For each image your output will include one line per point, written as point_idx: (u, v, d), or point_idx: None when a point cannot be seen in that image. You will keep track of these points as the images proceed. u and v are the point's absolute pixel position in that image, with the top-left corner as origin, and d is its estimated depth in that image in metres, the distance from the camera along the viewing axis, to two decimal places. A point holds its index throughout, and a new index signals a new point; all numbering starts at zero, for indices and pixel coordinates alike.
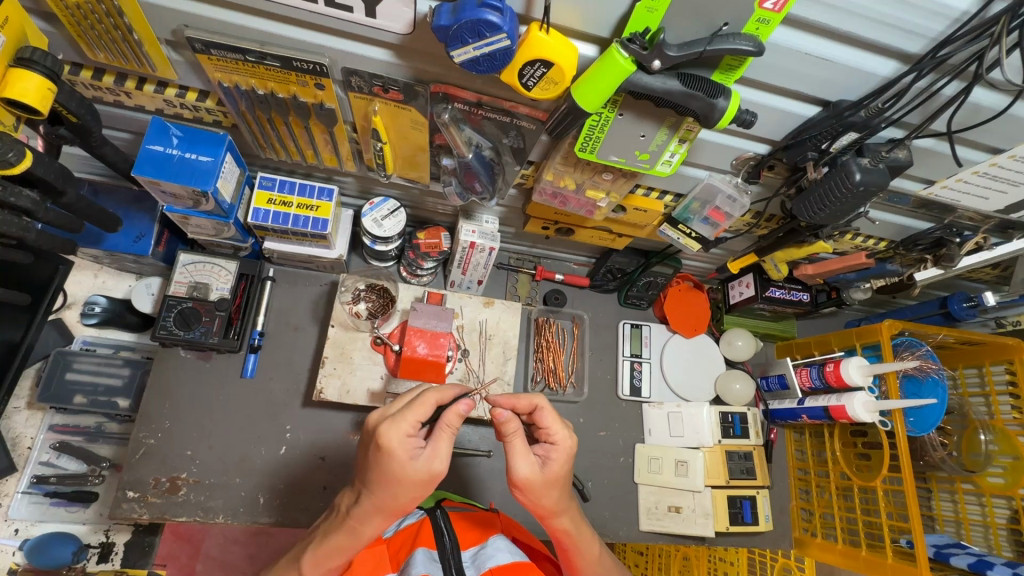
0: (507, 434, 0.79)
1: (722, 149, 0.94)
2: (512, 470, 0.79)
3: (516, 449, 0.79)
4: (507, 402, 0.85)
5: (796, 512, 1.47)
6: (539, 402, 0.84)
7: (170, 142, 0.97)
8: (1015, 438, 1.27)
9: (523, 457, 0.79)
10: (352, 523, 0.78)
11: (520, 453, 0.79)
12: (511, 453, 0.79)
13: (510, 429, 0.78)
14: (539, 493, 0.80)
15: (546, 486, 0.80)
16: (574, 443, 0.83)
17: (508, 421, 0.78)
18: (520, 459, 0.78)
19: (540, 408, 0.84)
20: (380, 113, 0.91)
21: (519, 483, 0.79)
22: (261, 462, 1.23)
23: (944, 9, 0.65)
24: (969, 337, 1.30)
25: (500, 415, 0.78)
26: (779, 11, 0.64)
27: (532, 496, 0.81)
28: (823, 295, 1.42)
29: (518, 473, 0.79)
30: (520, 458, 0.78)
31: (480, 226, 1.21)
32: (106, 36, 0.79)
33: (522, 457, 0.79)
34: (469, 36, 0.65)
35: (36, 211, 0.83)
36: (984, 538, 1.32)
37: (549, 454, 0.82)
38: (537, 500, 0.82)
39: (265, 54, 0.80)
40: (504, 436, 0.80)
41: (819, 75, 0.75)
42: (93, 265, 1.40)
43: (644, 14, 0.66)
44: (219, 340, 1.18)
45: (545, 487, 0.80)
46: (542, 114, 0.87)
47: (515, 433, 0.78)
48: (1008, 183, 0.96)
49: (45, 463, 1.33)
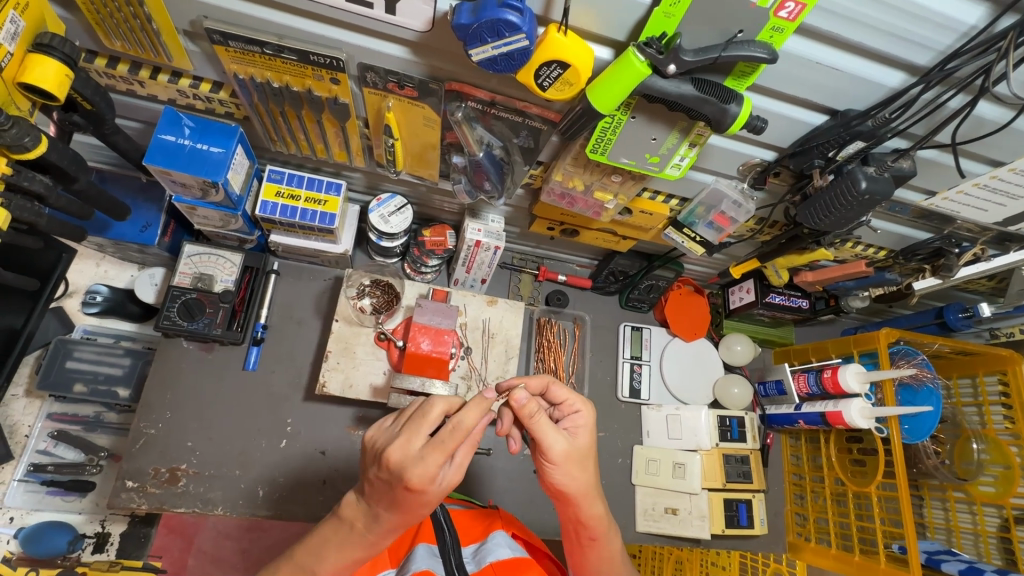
0: (532, 417, 0.79)
1: (729, 155, 0.95)
2: (546, 446, 0.79)
3: (544, 429, 0.79)
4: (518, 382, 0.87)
5: (790, 516, 1.49)
6: (548, 380, 0.87)
7: (182, 133, 0.98)
8: (1007, 447, 1.29)
9: (553, 433, 0.80)
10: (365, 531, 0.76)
11: (550, 431, 0.80)
12: (539, 432, 0.79)
13: (533, 410, 0.79)
14: (575, 467, 0.81)
15: (580, 458, 0.82)
16: (594, 409, 0.86)
17: (527, 403, 0.79)
18: (551, 434, 0.80)
19: (551, 384, 0.87)
20: (393, 109, 0.92)
21: (555, 459, 0.80)
22: (262, 455, 1.23)
23: (952, 23, 0.67)
24: (964, 346, 1.32)
25: (518, 400, 0.78)
26: (793, 20, 0.66)
27: (567, 474, 0.81)
28: (822, 302, 1.44)
29: (554, 449, 0.80)
30: (550, 433, 0.80)
31: (486, 224, 1.22)
32: (125, 25, 0.80)
33: (552, 433, 0.80)
34: (489, 36, 0.66)
35: (48, 196, 0.83)
36: (974, 545, 1.33)
37: (577, 424, 0.85)
38: (571, 477, 0.82)
39: (283, 47, 0.80)
40: (528, 419, 0.80)
41: (828, 84, 0.77)
42: (95, 254, 1.42)
43: (661, 18, 0.68)
44: (223, 331, 1.19)
45: (578, 461, 0.81)
46: (554, 115, 0.88)
47: (536, 414, 0.79)
48: (1007, 196, 0.98)
49: (41, 451, 1.32)
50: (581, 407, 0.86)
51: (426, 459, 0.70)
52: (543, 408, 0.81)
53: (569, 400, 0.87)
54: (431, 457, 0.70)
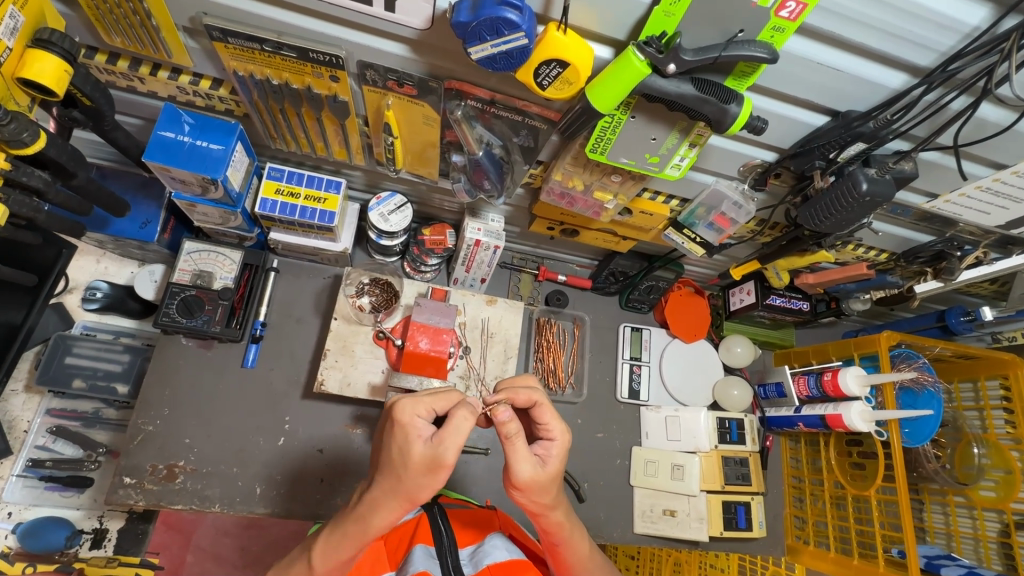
0: (509, 437, 0.74)
1: (730, 155, 0.95)
2: (513, 472, 0.75)
3: (517, 453, 0.75)
4: (506, 396, 0.83)
5: (789, 519, 1.49)
6: (537, 398, 0.84)
7: (182, 129, 0.98)
8: (1008, 452, 1.28)
9: (524, 459, 0.75)
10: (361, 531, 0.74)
11: (522, 457, 0.75)
12: (511, 455, 0.75)
13: (512, 431, 0.73)
14: (540, 492, 0.77)
15: (548, 485, 0.77)
16: (571, 438, 0.82)
17: (509, 422, 0.73)
18: (521, 461, 0.74)
19: (539, 404, 0.83)
20: (392, 107, 0.92)
21: (520, 485, 0.76)
22: (259, 452, 1.23)
23: (956, 24, 0.67)
24: (966, 350, 1.31)
25: (500, 416, 0.73)
26: (794, 20, 0.65)
27: (531, 496, 0.78)
28: (822, 305, 1.44)
29: (519, 475, 0.75)
30: (521, 460, 0.75)
31: (485, 224, 1.21)
32: (125, 20, 0.80)
33: (524, 459, 0.75)
34: (488, 34, 0.66)
35: (46, 191, 0.83)
36: (974, 551, 1.31)
37: (549, 453, 0.80)
38: (535, 498, 0.79)
39: (282, 44, 0.80)
40: (505, 439, 0.75)
41: (829, 85, 0.76)
42: (96, 251, 1.42)
43: (661, 18, 0.67)
44: (221, 329, 1.18)
45: (544, 487, 0.77)
46: (554, 114, 0.88)
47: (514, 436, 0.74)
48: (1010, 199, 0.97)
49: (40, 447, 1.32)
50: (557, 435, 0.81)
51: (419, 402, 0.72)
52: (523, 431, 0.75)
53: (550, 425, 0.82)
54: (420, 398, 0.72)
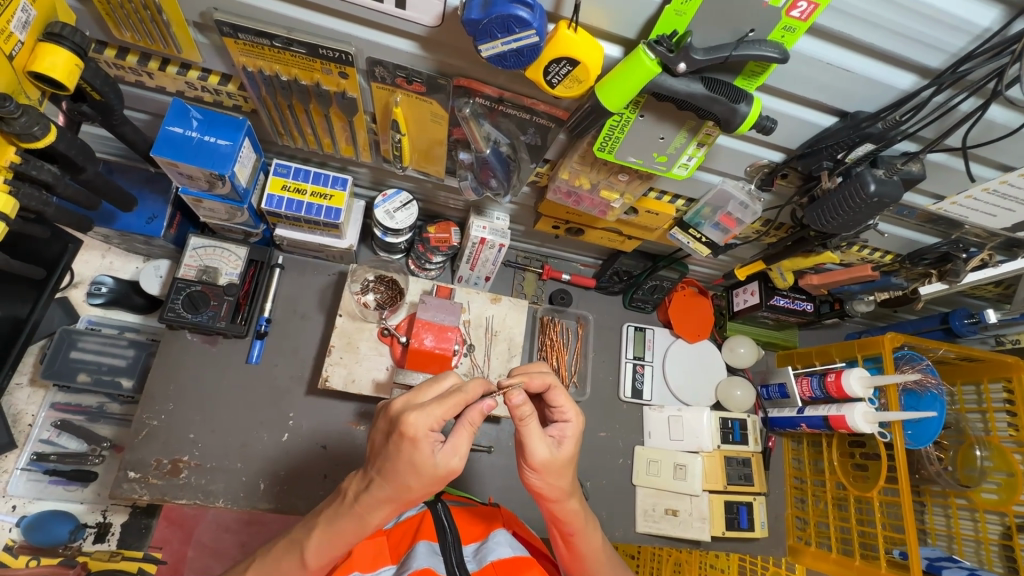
0: (523, 419, 0.76)
1: (737, 155, 0.95)
2: (529, 452, 0.77)
3: (530, 432, 0.77)
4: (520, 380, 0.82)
5: (790, 520, 1.49)
6: (551, 381, 0.84)
7: (190, 124, 0.98)
8: (1011, 455, 1.29)
9: (538, 439, 0.77)
10: (368, 525, 0.75)
11: (536, 436, 0.77)
12: (526, 436, 0.77)
13: (525, 413, 0.75)
14: (557, 476, 0.79)
15: (563, 468, 0.79)
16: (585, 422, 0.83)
17: (522, 405, 0.75)
18: (535, 441, 0.77)
19: (551, 388, 0.84)
20: (400, 104, 0.92)
21: (537, 466, 0.78)
22: (263, 447, 1.23)
23: (966, 25, 0.67)
24: (969, 352, 1.31)
25: (513, 399, 0.74)
26: (805, 20, 0.66)
27: (549, 479, 0.79)
28: (826, 306, 1.44)
29: (536, 456, 0.77)
30: (536, 441, 0.77)
31: (491, 223, 1.22)
32: (135, 15, 0.80)
33: (539, 440, 0.77)
34: (498, 32, 0.66)
35: (56, 185, 0.83)
36: (975, 553, 1.32)
37: (565, 434, 0.81)
38: (552, 482, 0.80)
39: (292, 39, 0.80)
40: (518, 420, 0.77)
41: (837, 85, 0.76)
42: (102, 246, 1.42)
43: (672, 17, 0.68)
44: (226, 325, 1.19)
45: (561, 470, 0.79)
46: (562, 113, 0.88)
47: (527, 417, 0.76)
48: (1016, 202, 0.97)
49: (45, 440, 1.33)
50: (572, 416, 0.83)
51: None
52: (537, 413, 0.77)
53: (563, 407, 0.83)
54: None
